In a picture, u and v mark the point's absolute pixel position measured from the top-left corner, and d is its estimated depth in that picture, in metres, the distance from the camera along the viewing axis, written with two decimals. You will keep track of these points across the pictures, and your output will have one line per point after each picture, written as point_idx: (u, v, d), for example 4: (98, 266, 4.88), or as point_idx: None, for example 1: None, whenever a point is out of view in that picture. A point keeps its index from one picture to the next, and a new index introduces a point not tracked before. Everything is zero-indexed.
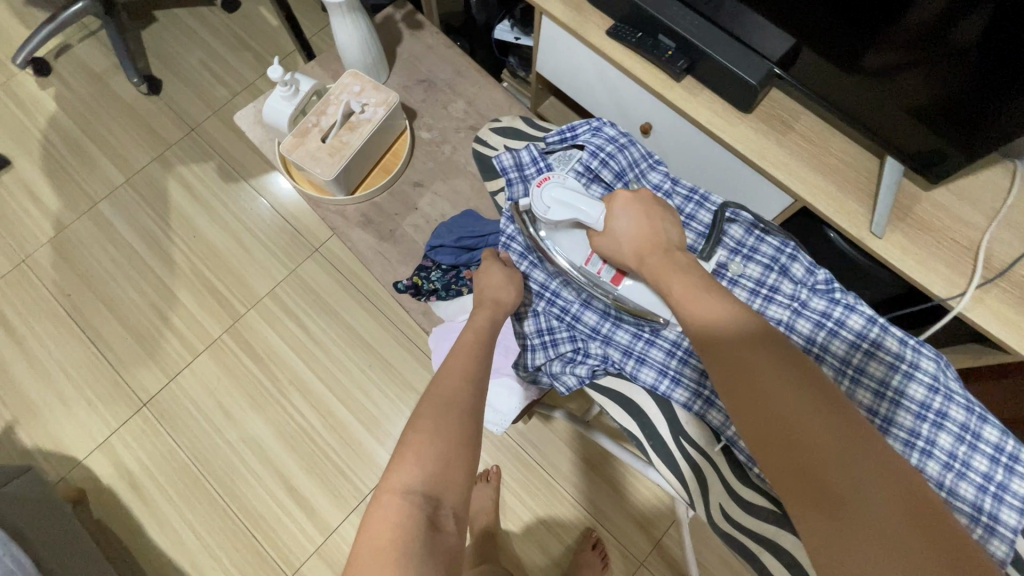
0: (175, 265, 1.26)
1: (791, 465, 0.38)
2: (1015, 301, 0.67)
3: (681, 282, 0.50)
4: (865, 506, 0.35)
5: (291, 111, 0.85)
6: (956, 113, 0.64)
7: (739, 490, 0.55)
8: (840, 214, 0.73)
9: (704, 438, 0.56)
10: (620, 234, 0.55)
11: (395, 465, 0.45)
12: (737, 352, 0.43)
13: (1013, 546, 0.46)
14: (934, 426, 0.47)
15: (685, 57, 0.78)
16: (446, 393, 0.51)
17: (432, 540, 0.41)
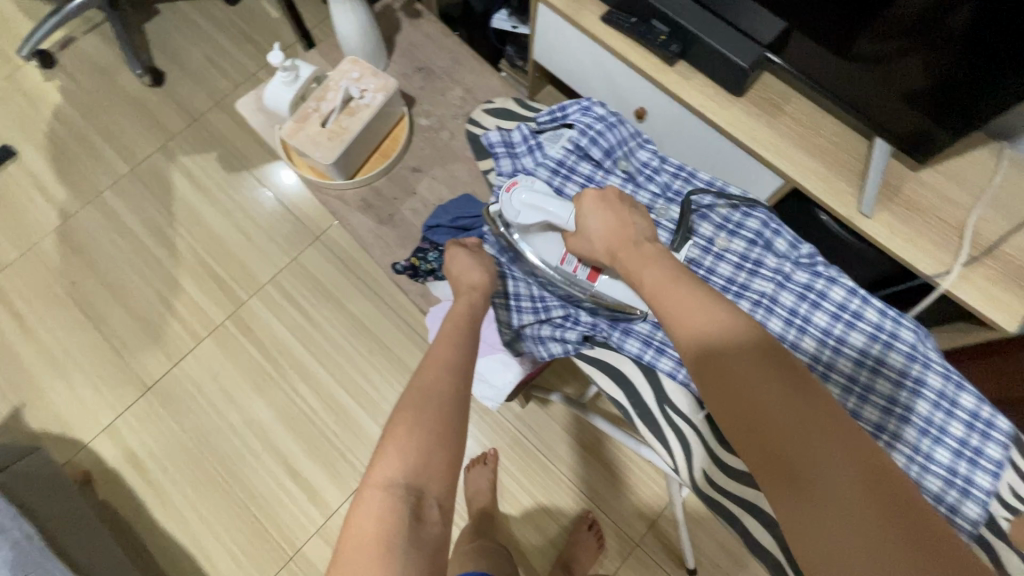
0: (178, 252, 1.28)
1: (758, 442, 0.39)
2: (1000, 279, 0.69)
3: (650, 273, 0.51)
4: (830, 479, 0.36)
5: (291, 97, 0.87)
6: (944, 95, 0.65)
7: (720, 454, 0.55)
8: (830, 195, 0.74)
9: (688, 405, 0.57)
10: (591, 232, 0.57)
11: (380, 459, 0.46)
12: (710, 336, 0.44)
13: (988, 509, 0.46)
14: (912, 395, 0.48)
15: (678, 41, 0.79)
16: (429, 386, 0.51)
17: (414, 531, 0.43)
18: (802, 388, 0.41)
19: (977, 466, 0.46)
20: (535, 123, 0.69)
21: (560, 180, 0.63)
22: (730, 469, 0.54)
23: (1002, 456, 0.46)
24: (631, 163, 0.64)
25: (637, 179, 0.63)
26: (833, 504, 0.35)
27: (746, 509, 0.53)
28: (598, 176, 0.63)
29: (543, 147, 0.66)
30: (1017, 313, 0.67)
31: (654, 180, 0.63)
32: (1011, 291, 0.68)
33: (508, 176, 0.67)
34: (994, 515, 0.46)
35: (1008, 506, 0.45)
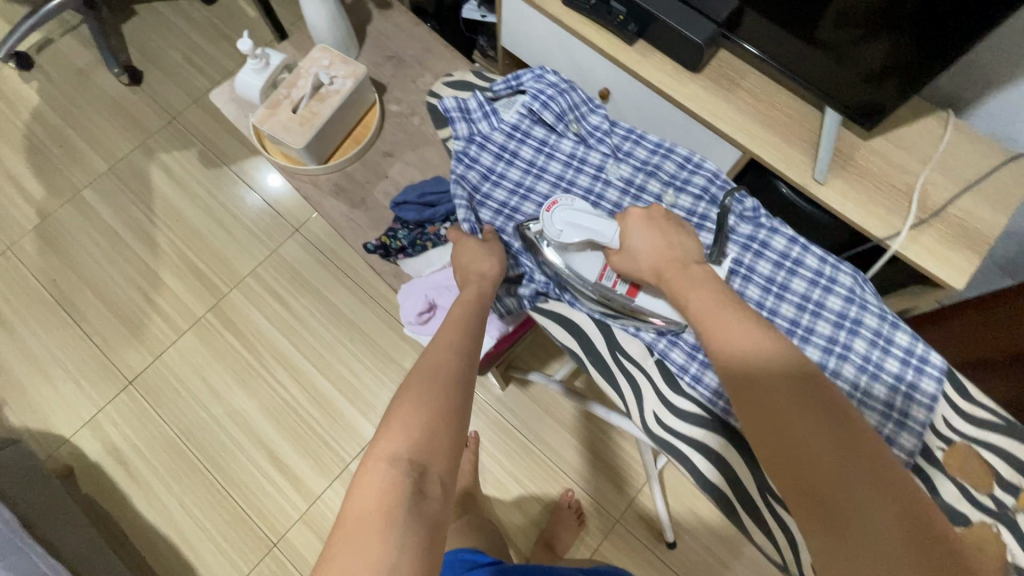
0: (159, 248, 1.29)
1: (795, 472, 0.39)
2: (948, 239, 0.71)
3: (699, 298, 0.49)
4: (866, 517, 0.36)
5: (262, 84, 0.89)
6: (892, 63, 0.67)
7: (671, 399, 0.57)
8: (786, 164, 0.77)
9: (639, 352, 0.59)
10: (637, 250, 0.54)
11: (382, 433, 0.43)
12: (745, 361, 0.44)
13: (923, 439, 0.50)
14: (849, 334, 0.52)
15: (636, 21, 0.81)
16: (436, 363, 0.49)
17: (417, 506, 0.39)
18: (842, 421, 0.40)
19: (913, 399, 0.50)
20: (491, 90, 0.70)
21: (515, 144, 0.66)
22: (678, 410, 0.56)
23: (936, 390, 0.50)
24: (582, 127, 0.66)
25: (589, 142, 0.65)
26: (869, 543, 0.35)
27: (696, 450, 0.55)
28: (552, 139, 0.66)
29: (498, 113, 0.68)
30: (964, 271, 0.70)
31: (605, 141, 0.65)
32: (959, 251, 0.71)
33: (464, 140, 0.67)
34: (930, 445, 0.50)
35: (943, 438, 0.50)
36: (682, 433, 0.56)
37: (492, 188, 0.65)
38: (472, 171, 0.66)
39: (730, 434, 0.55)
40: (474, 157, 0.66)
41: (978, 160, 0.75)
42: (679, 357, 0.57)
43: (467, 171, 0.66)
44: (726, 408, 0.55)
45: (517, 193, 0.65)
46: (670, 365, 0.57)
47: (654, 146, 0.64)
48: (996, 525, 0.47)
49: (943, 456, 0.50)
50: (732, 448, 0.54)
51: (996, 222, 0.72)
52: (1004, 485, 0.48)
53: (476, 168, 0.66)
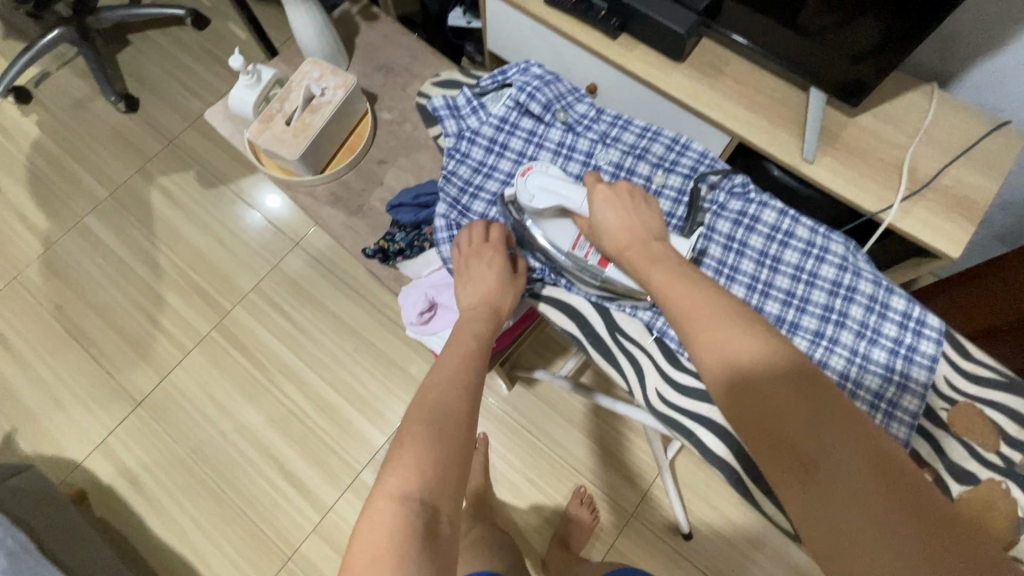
0: (162, 269, 1.30)
1: (763, 428, 0.40)
2: (941, 209, 0.72)
3: (660, 274, 0.49)
4: (851, 493, 0.36)
5: (255, 99, 0.90)
6: (870, 40, 0.68)
7: (673, 375, 0.58)
8: (774, 146, 0.78)
9: (638, 331, 0.60)
10: (601, 223, 0.55)
11: (393, 470, 0.43)
12: (729, 352, 0.43)
13: (925, 400, 0.52)
14: (846, 302, 0.54)
15: (617, 16, 0.82)
16: (443, 398, 0.49)
17: (430, 546, 0.39)
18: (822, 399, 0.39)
19: (913, 361, 0.52)
20: (477, 86, 0.72)
21: (504, 137, 0.67)
22: (681, 386, 0.57)
23: (935, 351, 0.52)
24: (570, 116, 0.67)
25: (576, 129, 0.67)
26: (841, 488, 0.36)
27: (699, 423, 0.56)
28: (541, 130, 0.67)
29: (486, 107, 0.69)
30: (959, 239, 0.70)
31: (593, 128, 0.67)
32: (953, 220, 0.71)
33: (455, 135, 0.69)
34: (933, 406, 0.52)
35: (945, 398, 0.52)
36: (685, 408, 0.56)
37: (484, 180, 0.67)
38: (463, 165, 0.67)
39: None
40: (465, 151, 0.67)
41: (965, 131, 0.76)
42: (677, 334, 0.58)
43: (458, 165, 0.67)
44: None
45: (509, 183, 0.66)
46: (670, 342, 0.59)
47: (641, 131, 0.65)
48: (1004, 481, 0.48)
49: (947, 417, 0.51)
50: None
51: (988, 189, 0.72)
52: (1011, 441, 0.49)
53: (467, 162, 0.68)
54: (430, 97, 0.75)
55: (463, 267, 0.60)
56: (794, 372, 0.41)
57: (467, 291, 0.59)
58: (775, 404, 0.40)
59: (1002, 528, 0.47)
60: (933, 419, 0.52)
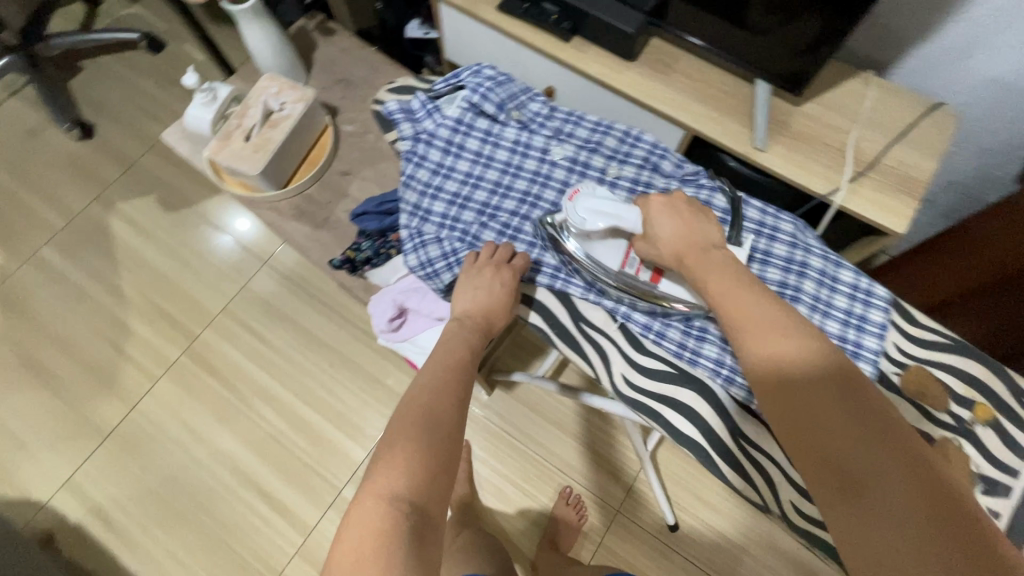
0: (126, 297, 1.27)
1: (811, 441, 0.40)
2: (886, 188, 0.75)
3: (718, 279, 0.49)
4: (893, 500, 0.36)
5: (211, 116, 0.90)
6: (804, 34, 0.72)
7: (638, 359, 0.59)
8: (727, 137, 0.80)
9: (603, 319, 0.60)
10: (660, 237, 0.53)
11: (381, 471, 0.42)
12: (775, 355, 0.43)
13: (878, 366, 0.54)
14: (801, 278, 0.56)
15: (569, 19, 0.85)
16: (433, 402, 0.48)
17: (417, 549, 0.38)
18: (876, 422, 0.39)
19: (864, 330, 0.55)
20: (432, 91, 0.73)
21: (460, 137, 0.68)
22: (646, 369, 0.58)
23: (884, 318, 0.54)
24: (523, 114, 0.69)
25: (531, 127, 0.68)
26: (886, 511, 0.36)
27: (667, 404, 0.57)
28: (496, 128, 0.68)
29: (441, 110, 0.70)
30: (905, 216, 0.74)
31: (547, 126, 0.68)
32: (898, 198, 0.75)
33: (411, 139, 0.69)
34: (885, 372, 0.54)
35: (895, 362, 0.54)
36: (650, 390, 0.58)
37: (443, 181, 0.67)
38: (421, 168, 0.68)
39: (697, 386, 0.57)
40: (422, 153, 0.68)
41: (901, 114, 0.80)
42: (640, 317, 0.59)
43: (417, 167, 0.68)
44: (691, 359, 0.57)
45: (468, 183, 0.67)
46: (634, 327, 0.59)
47: (593, 125, 0.68)
48: (956, 438, 0.51)
49: (899, 380, 0.54)
50: (702, 399, 0.56)
51: (927, 167, 0.76)
52: (958, 400, 0.52)
53: (425, 164, 0.68)
54: (385, 103, 0.75)
55: (473, 268, 0.59)
56: (840, 381, 0.41)
57: (472, 300, 0.58)
58: (825, 421, 0.40)
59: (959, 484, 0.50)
60: (887, 384, 0.53)
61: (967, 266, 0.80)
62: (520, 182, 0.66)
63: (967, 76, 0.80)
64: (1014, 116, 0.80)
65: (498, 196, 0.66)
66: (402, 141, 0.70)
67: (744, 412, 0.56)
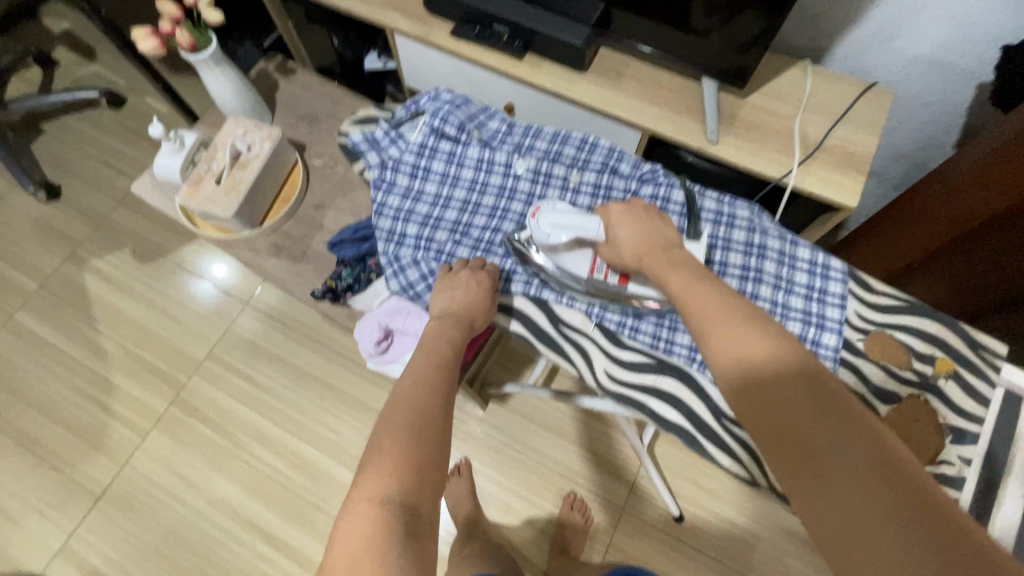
0: (107, 353, 1.25)
1: (771, 424, 0.40)
2: (833, 166, 0.80)
3: (679, 278, 0.50)
4: (851, 476, 0.35)
5: (180, 163, 0.91)
6: (742, 33, 0.76)
7: (618, 354, 0.61)
8: (681, 133, 0.84)
9: (579, 320, 0.63)
10: (621, 241, 0.56)
11: (370, 475, 0.43)
12: (734, 344, 0.44)
13: (844, 335, 0.57)
14: (760, 260, 0.61)
15: (520, 38, 0.88)
16: (418, 402, 0.49)
17: (411, 545, 0.39)
18: (830, 399, 0.39)
19: (826, 301, 0.58)
20: (393, 119, 0.76)
21: (426, 161, 0.71)
22: (626, 363, 0.61)
23: (843, 289, 0.58)
24: (484, 133, 0.72)
25: (492, 145, 0.71)
26: (844, 483, 0.35)
27: (650, 394, 0.60)
28: (459, 148, 0.71)
29: (404, 137, 0.73)
30: (854, 190, 0.78)
31: (507, 141, 0.72)
32: (847, 174, 0.79)
33: (379, 168, 0.72)
34: (851, 339, 0.57)
35: (858, 329, 0.57)
36: (632, 382, 0.60)
37: (413, 205, 0.69)
38: (391, 195, 0.70)
39: (677, 373, 0.60)
40: (391, 180, 0.70)
41: (840, 96, 0.85)
42: (614, 315, 0.62)
43: (386, 195, 0.70)
44: (665, 349, 0.61)
45: (438, 204, 0.69)
46: (610, 324, 0.62)
47: (551, 137, 0.71)
48: (924, 395, 0.54)
49: (865, 346, 0.56)
50: (682, 385, 0.59)
51: (869, 143, 0.81)
52: (921, 358, 0.55)
53: (395, 191, 0.70)
54: (349, 135, 0.77)
55: (447, 275, 0.62)
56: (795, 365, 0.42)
57: (447, 303, 0.60)
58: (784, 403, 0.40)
59: (926, 441, 0.52)
60: (855, 351, 0.56)
61: (917, 233, 0.85)
62: (487, 198, 0.69)
63: (897, 56, 0.86)
64: (943, 88, 0.86)
65: (468, 214, 0.68)
66: (371, 171, 0.73)
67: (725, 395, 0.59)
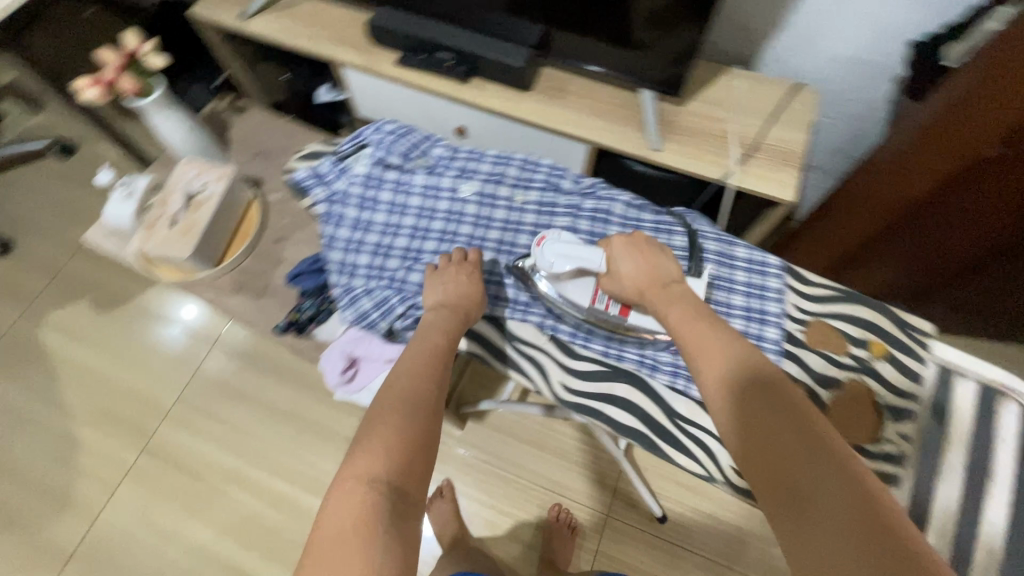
0: (70, 408, 1.22)
1: (759, 459, 0.41)
2: (770, 164, 0.84)
3: (677, 311, 0.54)
4: (828, 513, 0.36)
5: (133, 209, 0.91)
6: (670, 43, 0.80)
7: (574, 365, 0.64)
8: (625, 143, 0.87)
9: (532, 334, 0.66)
10: (622, 273, 0.59)
11: (361, 456, 0.44)
12: (722, 381, 0.46)
13: (783, 327, 0.63)
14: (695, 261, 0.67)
15: (464, 63, 0.91)
16: (412, 390, 0.51)
17: (397, 522, 0.40)
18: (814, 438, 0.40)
19: (766, 297, 0.64)
20: (338, 152, 0.78)
21: (372, 191, 0.73)
22: (582, 373, 0.64)
23: (779, 284, 0.65)
24: (428, 160, 0.76)
25: (437, 170, 0.74)
26: (823, 518, 0.36)
27: (606, 401, 0.63)
28: (404, 176, 0.74)
29: (349, 169, 0.75)
30: (791, 186, 0.82)
31: (452, 167, 0.75)
32: (783, 171, 0.83)
33: (326, 201, 0.74)
34: (791, 331, 0.63)
35: (796, 320, 0.64)
36: (589, 391, 0.63)
37: (364, 235, 0.71)
38: (341, 226, 0.72)
39: (630, 379, 0.63)
40: (339, 212, 0.72)
41: (770, 97, 0.89)
42: (567, 326, 0.65)
43: (336, 227, 0.72)
44: (618, 355, 0.64)
45: (388, 232, 0.71)
46: (563, 335, 0.65)
47: (494, 159, 0.76)
48: (862, 378, 0.61)
49: (804, 336, 0.63)
50: (635, 389, 0.62)
51: (800, 140, 0.85)
52: (857, 343, 0.62)
53: (344, 223, 0.72)
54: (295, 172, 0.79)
55: (435, 273, 0.64)
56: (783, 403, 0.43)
57: (433, 295, 0.62)
58: (770, 438, 0.41)
59: (867, 419, 0.59)
60: (795, 341, 0.63)
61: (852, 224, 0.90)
62: (436, 223, 0.72)
63: (820, 56, 0.91)
64: (863, 84, 0.91)
65: (418, 240, 0.71)
66: (318, 205, 0.75)
67: (675, 394, 0.62)
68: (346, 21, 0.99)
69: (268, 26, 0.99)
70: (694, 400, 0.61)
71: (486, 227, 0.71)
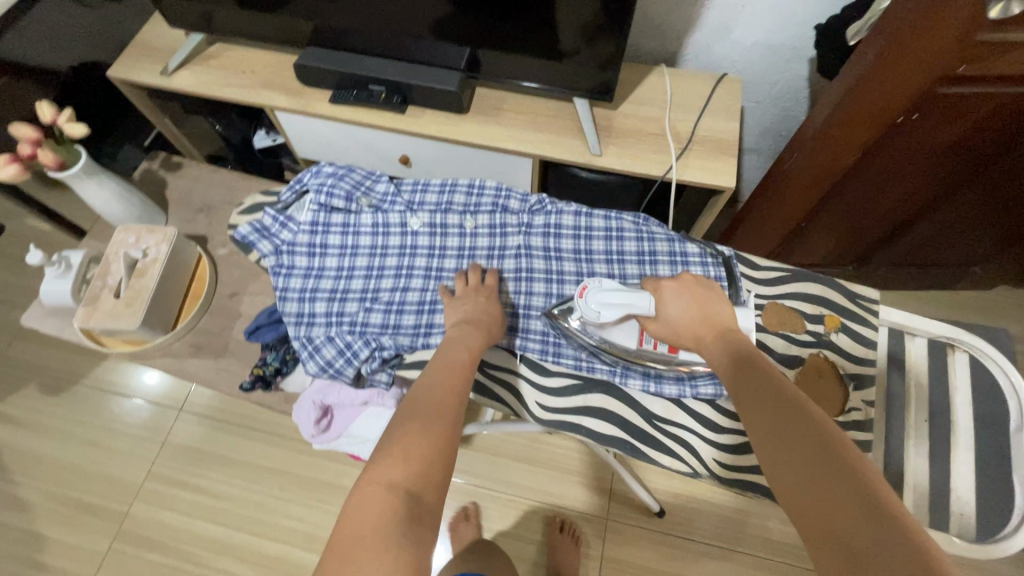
0: (29, 503, 1.14)
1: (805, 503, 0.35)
2: (706, 155, 0.87)
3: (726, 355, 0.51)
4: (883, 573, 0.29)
5: (71, 285, 0.86)
6: (597, 49, 0.81)
7: (544, 381, 0.66)
8: (567, 152, 0.89)
9: (504, 358, 0.68)
10: (674, 318, 0.56)
11: (380, 464, 0.42)
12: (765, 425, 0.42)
13: None
14: (646, 262, 0.69)
15: (398, 92, 0.91)
16: (434, 401, 0.49)
17: (413, 530, 0.38)
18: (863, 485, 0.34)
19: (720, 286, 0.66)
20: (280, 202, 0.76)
21: (321, 238, 0.72)
22: (554, 389, 0.66)
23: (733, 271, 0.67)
24: (372, 198, 0.74)
25: (383, 207, 0.73)
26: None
27: (583, 413, 0.64)
28: (351, 218, 0.73)
29: (292, 219, 0.73)
30: (729, 173, 0.85)
31: (398, 201, 0.74)
32: (720, 160, 0.86)
33: (273, 255, 0.72)
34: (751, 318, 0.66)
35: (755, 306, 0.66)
36: (565, 404, 0.65)
37: (318, 282, 0.71)
38: (293, 276, 0.71)
39: (603, 388, 0.65)
40: (290, 263, 0.71)
41: (698, 91, 0.93)
42: (535, 345, 0.66)
43: (289, 279, 0.71)
44: (588, 365, 0.65)
45: (342, 277, 0.71)
46: (532, 354, 0.66)
47: (439, 187, 0.75)
48: (821, 352, 0.64)
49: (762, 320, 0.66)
50: (610, 395, 0.65)
51: (732, 127, 0.89)
52: (812, 319, 0.66)
53: (296, 273, 0.71)
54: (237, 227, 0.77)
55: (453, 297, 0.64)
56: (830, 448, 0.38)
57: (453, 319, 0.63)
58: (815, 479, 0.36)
59: (830, 393, 0.61)
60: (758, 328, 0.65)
61: (789, 205, 0.95)
62: (390, 260, 0.72)
63: (737, 47, 0.95)
64: (781, 67, 0.96)
65: (374, 280, 0.71)
66: (267, 260, 0.72)
67: (650, 395, 0.64)
68: (273, 65, 0.98)
69: (192, 79, 0.97)
70: (668, 398, 0.63)
71: (441, 258, 0.72)
